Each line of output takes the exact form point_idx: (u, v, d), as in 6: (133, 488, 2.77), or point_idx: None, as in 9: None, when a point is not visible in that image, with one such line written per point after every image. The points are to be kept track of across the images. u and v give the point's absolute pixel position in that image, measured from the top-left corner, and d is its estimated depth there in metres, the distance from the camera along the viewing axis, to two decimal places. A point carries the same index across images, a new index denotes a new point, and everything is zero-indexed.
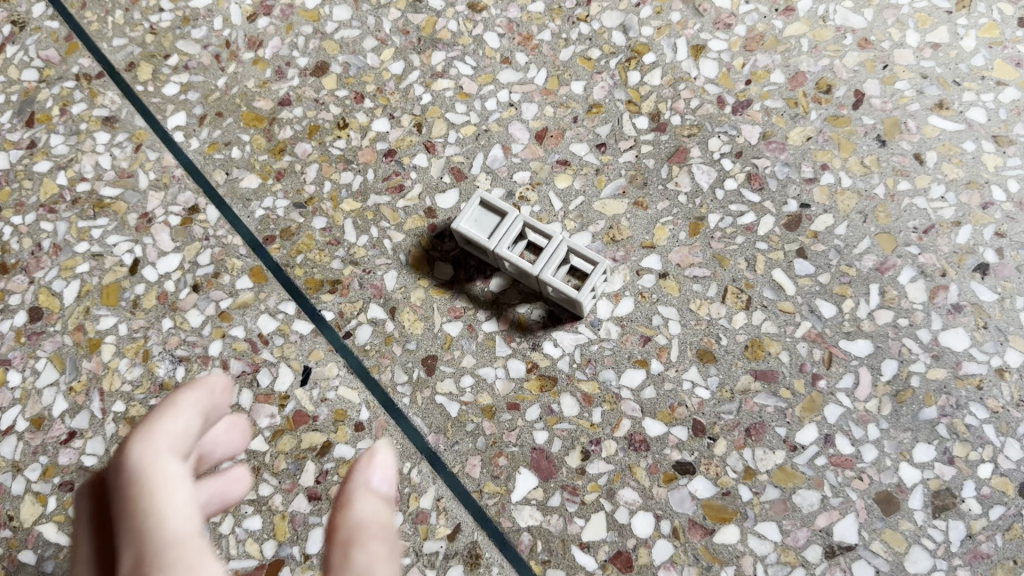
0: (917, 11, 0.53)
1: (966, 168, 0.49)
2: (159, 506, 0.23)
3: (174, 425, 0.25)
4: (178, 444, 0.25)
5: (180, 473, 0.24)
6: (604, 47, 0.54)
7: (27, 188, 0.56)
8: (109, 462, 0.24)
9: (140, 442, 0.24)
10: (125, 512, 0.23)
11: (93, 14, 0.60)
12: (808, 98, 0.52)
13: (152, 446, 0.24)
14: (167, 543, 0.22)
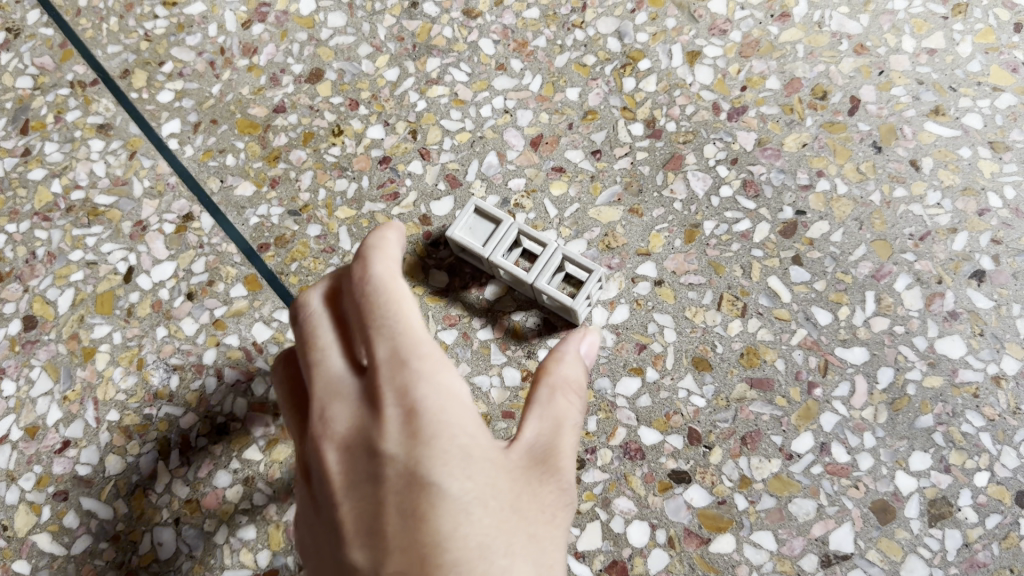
0: (912, 17, 0.53)
1: (962, 174, 0.49)
2: (402, 312, 0.35)
3: (393, 253, 0.37)
4: (398, 267, 0.37)
5: (407, 292, 0.36)
6: (600, 54, 0.54)
7: (21, 195, 0.55)
8: (357, 271, 0.36)
9: (380, 263, 0.36)
10: (378, 312, 0.35)
11: (87, 21, 0.60)
12: (804, 104, 0.51)
13: (389, 267, 0.36)
14: (417, 343, 0.35)
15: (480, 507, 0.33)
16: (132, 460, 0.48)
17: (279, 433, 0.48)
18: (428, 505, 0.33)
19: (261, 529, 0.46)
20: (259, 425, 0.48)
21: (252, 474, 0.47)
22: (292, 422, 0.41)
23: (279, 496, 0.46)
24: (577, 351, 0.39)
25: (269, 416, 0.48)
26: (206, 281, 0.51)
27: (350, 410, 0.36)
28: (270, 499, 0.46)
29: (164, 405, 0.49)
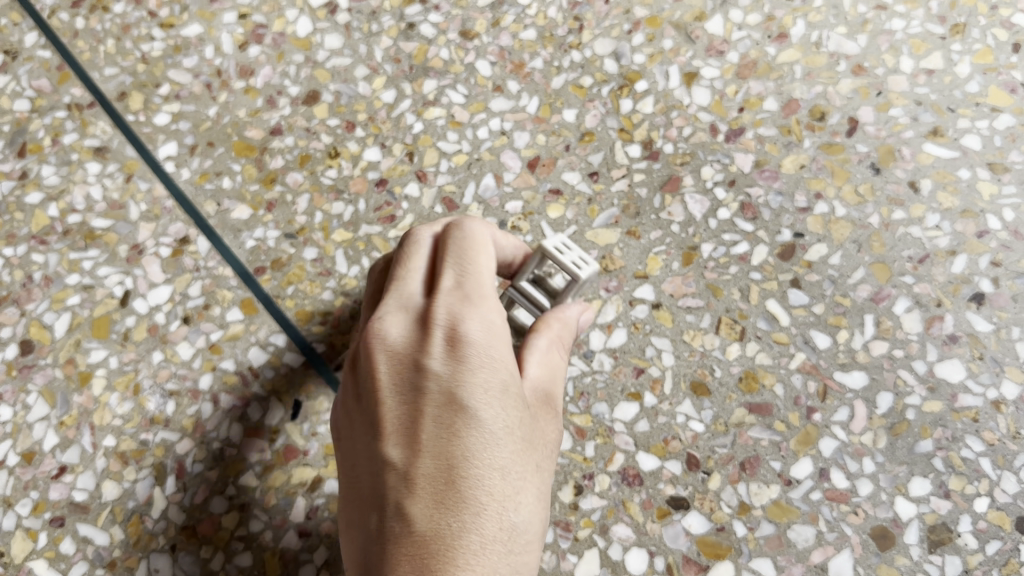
0: (911, 37, 0.53)
1: (961, 196, 0.49)
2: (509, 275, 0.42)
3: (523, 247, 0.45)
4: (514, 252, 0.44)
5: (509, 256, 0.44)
6: (596, 75, 0.54)
7: (17, 218, 0.55)
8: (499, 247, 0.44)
9: (509, 242, 0.44)
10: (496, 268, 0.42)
11: (85, 44, 0.60)
12: (802, 125, 0.51)
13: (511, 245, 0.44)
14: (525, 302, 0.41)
15: (507, 440, 0.36)
16: (129, 486, 0.48)
17: (275, 458, 0.48)
18: (467, 434, 0.36)
19: (256, 556, 0.46)
20: (255, 450, 0.48)
21: (247, 500, 0.47)
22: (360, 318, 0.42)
23: (275, 522, 0.46)
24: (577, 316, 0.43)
25: (265, 440, 0.48)
26: (203, 304, 0.51)
27: (407, 325, 0.40)
28: (266, 525, 0.46)
29: (160, 431, 0.49)
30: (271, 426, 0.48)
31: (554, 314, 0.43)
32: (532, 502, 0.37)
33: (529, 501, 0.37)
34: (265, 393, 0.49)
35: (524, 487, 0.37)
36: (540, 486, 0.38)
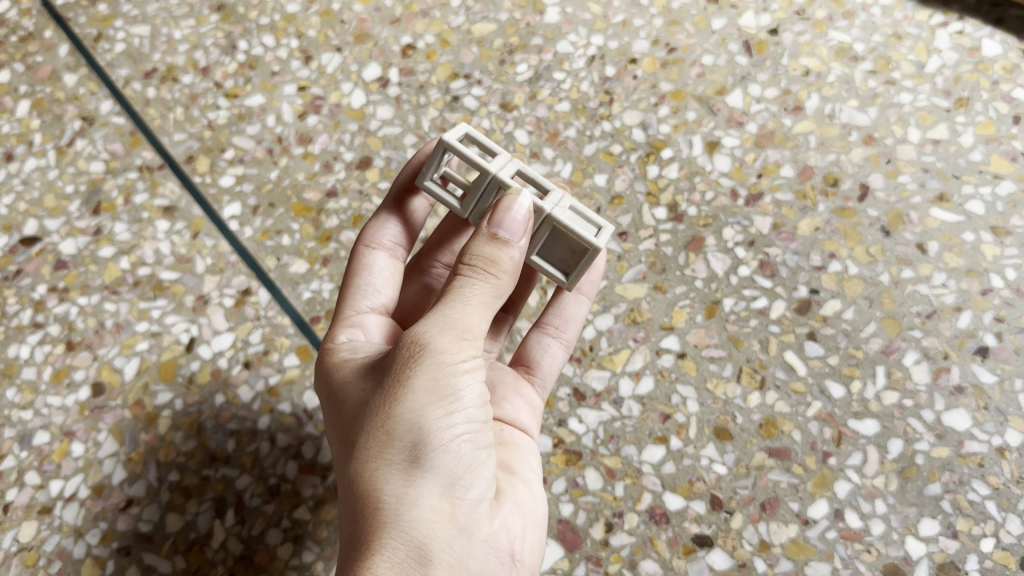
0: (918, 110, 0.58)
1: (966, 257, 0.52)
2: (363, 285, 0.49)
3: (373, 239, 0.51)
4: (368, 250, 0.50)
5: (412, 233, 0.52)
6: (625, 144, 0.59)
7: (92, 271, 0.60)
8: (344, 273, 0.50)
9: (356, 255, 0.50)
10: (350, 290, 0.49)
11: (156, 111, 0.65)
12: (817, 190, 0.55)
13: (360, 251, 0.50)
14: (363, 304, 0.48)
15: (354, 438, 0.38)
16: (191, 518, 0.51)
17: (328, 494, 0.52)
18: (338, 462, 0.39)
19: None
20: (309, 485, 0.52)
21: (300, 533, 0.51)
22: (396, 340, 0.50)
23: (326, 553, 0.50)
24: (489, 229, 0.40)
25: (318, 477, 0.52)
26: (262, 349, 0.56)
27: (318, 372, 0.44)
28: (318, 556, 0.50)
29: (221, 467, 0.53)
30: (324, 463, 0.53)
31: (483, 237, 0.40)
32: (388, 474, 0.37)
33: (373, 479, 0.37)
34: (319, 433, 0.53)
35: (369, 467, 0.37)
36: (411, 440, 0.37)
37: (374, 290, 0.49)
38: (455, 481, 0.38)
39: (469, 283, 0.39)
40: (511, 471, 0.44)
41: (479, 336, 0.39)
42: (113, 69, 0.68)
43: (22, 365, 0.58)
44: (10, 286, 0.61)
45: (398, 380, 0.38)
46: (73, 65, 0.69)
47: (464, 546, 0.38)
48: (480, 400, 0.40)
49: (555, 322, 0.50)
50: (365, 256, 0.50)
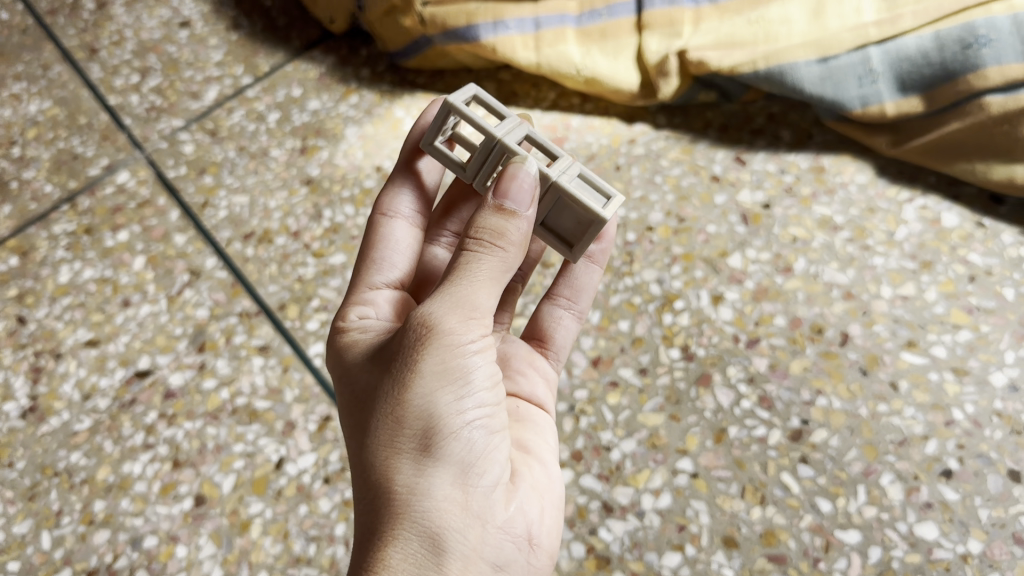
0: (889, 270, 0.69)
1: (931, 393, 0.63)
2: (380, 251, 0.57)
3: (392, 208, 0.59)
4: (386, 220, 0.58)
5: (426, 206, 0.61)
6: (644, 296, 0.70)
7: (196, 400, 0.72)
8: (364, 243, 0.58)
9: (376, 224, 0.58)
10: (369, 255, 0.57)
11: (254, 267, 0.80)
12: (805, 337, 0.66)
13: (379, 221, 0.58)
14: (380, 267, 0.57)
15: (370, 423, 0.45)
16: None
17: None
18: (357, 443, 0.46)
19: None
20: None
21: None
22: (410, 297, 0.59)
23: None
24: (496, 203, 0.46)
25: None
26: (340, 468, 0.67)
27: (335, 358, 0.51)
28: None
29: (304, 567, 0.63)
30: None
31: (489, 210, 0.46)
32: (403, 459, 0.44)
33: (391, 462, 0.44)
34: None
35: (387, 449, 0.44)
36: (421, 425, 0.44)
37: (391, 257, 0.57)
38: (462, 466, 0.45)
39: (476, 262, 0.45)
40: (524, 454, 0.53)
41: (481, 312, 0.46)
42: (217, 232, 0.83)
43: (134, 479, 0.68)
44: (126, 413, 0.72)
45: (406, 367, 0.44)
46: (183, 227, 0.84)
47: (474, 527, 0.44)
48: (485, 384, 0.46)
49: (567, 294, 0.63)
50: (384, 226, 0.58)
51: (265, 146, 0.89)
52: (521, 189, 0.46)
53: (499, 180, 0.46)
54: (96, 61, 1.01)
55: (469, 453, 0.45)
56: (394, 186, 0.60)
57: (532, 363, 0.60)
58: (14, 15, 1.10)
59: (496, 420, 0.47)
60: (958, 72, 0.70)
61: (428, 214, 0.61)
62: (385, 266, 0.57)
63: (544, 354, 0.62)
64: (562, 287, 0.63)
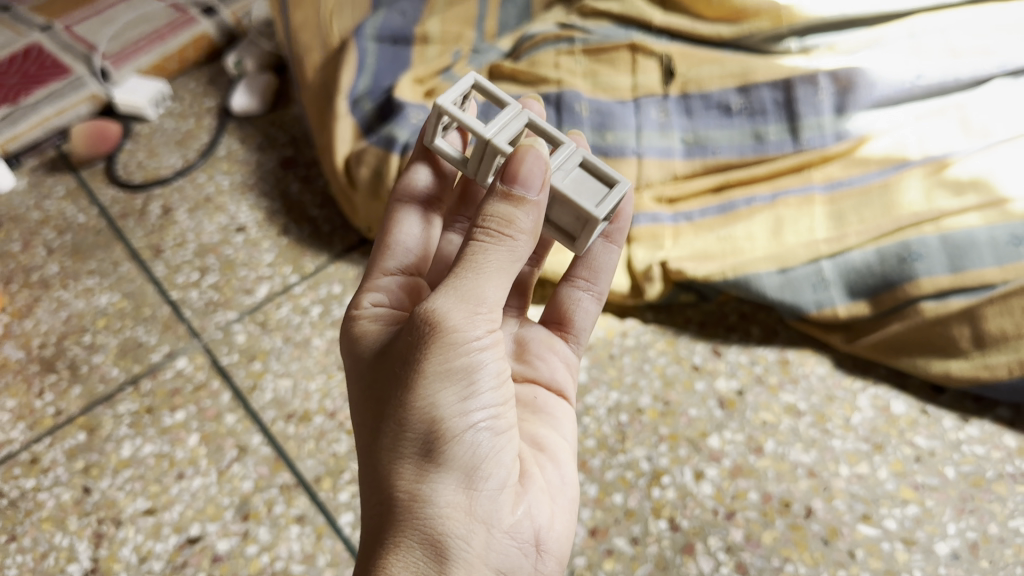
0: (846, 451, 0.80)
1: (884, 560, 0.73)
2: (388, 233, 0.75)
3: (401, 193, 0.77)
4: (395, 207, 0.76)
5: (429, 193, 0.77)
6: (636, 470, 0.81)
7: (240, 562, 0.84)
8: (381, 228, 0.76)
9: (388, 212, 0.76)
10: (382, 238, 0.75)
11: (294, 443, 0.94)
12: (775, 510, 0.77)
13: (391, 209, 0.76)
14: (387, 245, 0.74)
15: (385, 419, 0.58)
16: None
17: None
18: (376, 430, 0.59)
19: None
20: None
21: None
22: (419, 264, 0.75)
23: None
24: (506, 189, 0.57)
25: None
26: None
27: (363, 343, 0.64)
28: None
29: None
30: None
31: (500, 194, 0.57)
32: (413, 455, 0.57)
33: (404, 459, 0.57)
34: None
35: (401, 445, 0.57)
36: (426, 425, 0.56)
37: (402, 237, 0.75)
38: (464, 464, 0.57)
39: (483, 256, 0.57)
40: (538, 449, 0.69)
41: (484, 306, 0.58)
42: (263, 412, 0.97)
43: None
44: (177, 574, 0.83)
45: (415, 369, 0.56)
46: (234, 409, 0.97)
47: (475, 511, 0.58)
48: (486, 385, 0.59)
49: (585, 277, 0.82)
50: (397, 212, 0.76)
51: (307, 335, 1.05)
52: (530, 172, 0.57)
53: (510, 161, 0.57)
54: (161, 260, 1.17)
55: (468, 451, 0.57)
56: (407, 179, 0.77)
57: (551, 348, 0.81)
58: (90, 217, 1.27)
59: (497, 418, 0.60)
60: (898, 281, 0.83)
61: (438, 196, 0.78)
62: (397, 248, 0.74)
63: (565, 336, 0.83)
64: (580, 272, 0.82)
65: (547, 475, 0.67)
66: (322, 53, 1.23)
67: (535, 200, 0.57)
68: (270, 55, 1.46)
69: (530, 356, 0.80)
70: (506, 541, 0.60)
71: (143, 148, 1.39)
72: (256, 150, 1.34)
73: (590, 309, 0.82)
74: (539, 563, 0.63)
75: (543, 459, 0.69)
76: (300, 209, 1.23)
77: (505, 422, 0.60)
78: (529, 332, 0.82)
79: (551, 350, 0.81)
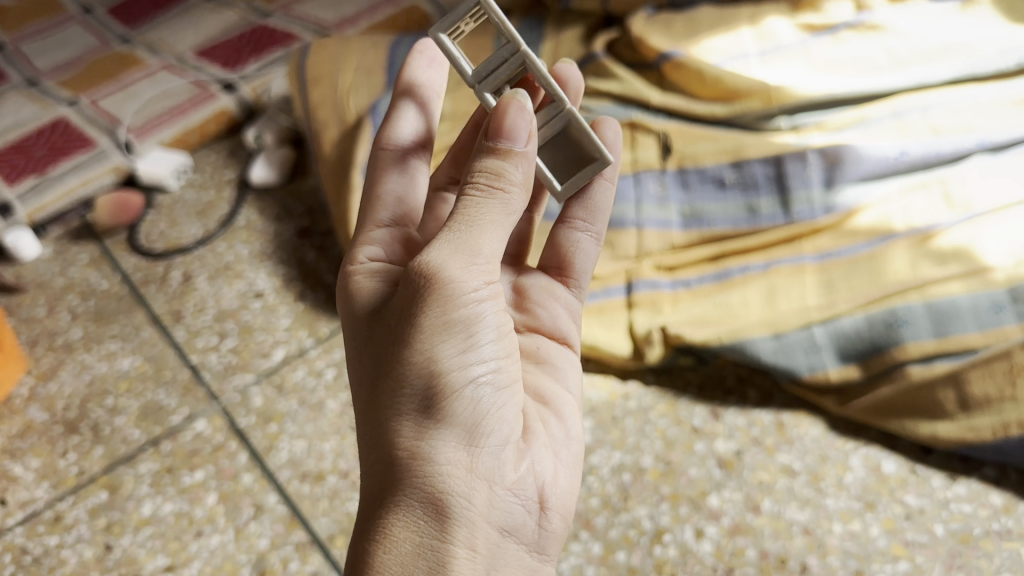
0: (839, 509, 0.84)
1: None
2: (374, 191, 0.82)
3: (383, 146, 0.84)
4: (379, 163, 0.84)
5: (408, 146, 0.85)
6: (638, 528, 0.84)
7: None
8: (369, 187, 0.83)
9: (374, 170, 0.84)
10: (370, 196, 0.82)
11: (307, 501, 0.98)
12: (772, 566, 0.80)
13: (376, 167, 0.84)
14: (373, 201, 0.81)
15: (385, 373, 0.63)
16: None
17: None
18: (377, 384, 0.64)
19: None
20: None
21: None
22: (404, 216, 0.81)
23: None
24: (500, 137, 0.64)
25: None
26: None
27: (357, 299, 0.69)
28: None
29: None
30: None
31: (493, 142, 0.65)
32: (414, 409, 0.63)
33: (406, 412, 0.63)
34: None
35: (402, 397, 0.63)
36: (426, 376, 0.62)
37: (387, 191, 0.82)
38: (461, 417, 0.64)
39: (478, 210, 0.64)
40: (542, 405, 0.78)
41: (478, 258, 0.64)
42: (278, 472, 1.01)
43: None
44: None
45: (413, 324, 0.62)
46: (250, 468, 1.01)
47: (477, 461, 0.65)
48: (485, 342, 0.66)
49: (582, 216, 0.88)
50: (382, 169, 0.83)
51: (322, 397, 1.09)
52: (513, 126, 0.64)
53: (496, 117, 0.64)
54: (181, 325, 1.22)
55: (467, 406, 0.64)
56: (389, 136, 0.85)
57: (552, 295, 0.90)
58: (113, 283, 1.33)
59: (496, 374, 0.67)
60: (886, 346, 0.88)
61: (420, 150, 0.86)
62: (384, 204, 0.81)
63: (567, 282, 0.91)
64: (577, 212, 0.88)
65: (547, 432, 0.76)
66: (339, 128, 1.37)
67: (520, 151, 0.65)
68: (288, 128, 1.54)
69: (531, 305, 0.89)
70: (502, 493, 0.67)
71: (164, 218, 1.45)
72: (273, 220, 1.41)
73: (588, 250, 0.90)
74: (540, 517, 0.71)
75: (546, 415, 0.77)
76: (316, 275, 1.28)
77: (499, 377, 0.67)
78: (531, 280, 0.90)
79: (552, 297, 0.90)
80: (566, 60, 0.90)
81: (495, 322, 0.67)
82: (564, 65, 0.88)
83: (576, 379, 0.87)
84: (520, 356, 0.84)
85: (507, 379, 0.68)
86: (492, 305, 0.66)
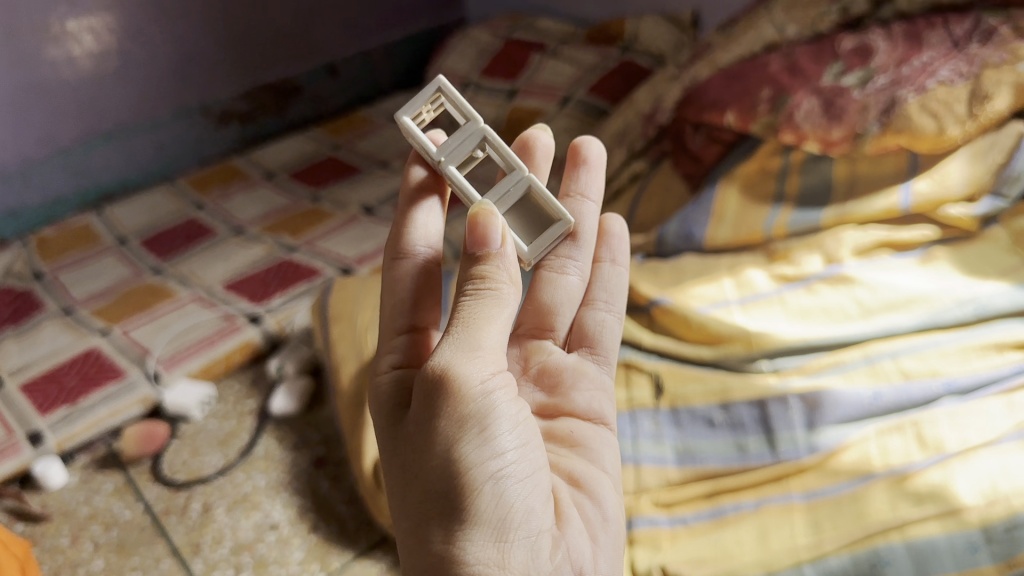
0: None
1: None
2: (388, 287, 0.98)
3: (391, 242, 1.00)
4: (391, 260, 0.99)
5: (399, 232, 0.98)
6: None
7: None
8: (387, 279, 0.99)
9: (388, 266, 0.99)
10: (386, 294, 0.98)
11: None
12: None
13: (387, 265, 0.99)
14: (389, 298, 0.97)
15: (417, 485, 0.75)
16: None
17: None
18: (414, 494, 0.76)
19: None
20: None
21: None
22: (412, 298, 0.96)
23: None
24: (482, 233, 0.79)
25: None
26: None
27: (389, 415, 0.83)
28: None
29: None
30: None
31: (472, 232, 0.80)
32: (446, 513, 0.74)
33: (438, 519, 0.74)
34: None
35: (434, 503, 0.74)
36: (452, 480, 0.73)
37: (397, 286, 0.97)
38: (487, 515, 0.73)
39: (471, 306, 0.78)
40: (579, 486, 0.91)
41: (480, 351, 0.76)
42: None
43: None
44: None
45: (432, 430, 0.74)
46: None
47: (509, 555, 0.74)
48: (501, 436, 0.76)
49: (603, 300, 1.12)
50: (391, 266, 0.99)
51: None
52: (486, 233, 0.79)
53: (473, 232, 0.80)
54: (199, 557, 1.27)
55: (492, 503, 0.74)
56: (393, 229, 1.00)
57: (584, 378, 1.05)
58: (135, 514, 1.38)
59: (518, 468, 0.77)
60: None
61: (411, 227, 0.98)
62: (398, 300, 0.96)
63: (595, 355, 1.08)
64: (600, 298, 1.12)
65: (587, 512, 0.89)
66: (357, 364, 1.46)
67: (496, 252, 0.80)
68: (308, 358, 1.65)
69: (565, 389, 1.03)
70: None
71: (187, 448, 1.53)
72: (290, 449, 1.48)
73: (613, 327, 1.11)
74: None
75: (582, 497, 0.90)
76: (329, 506, 1.35)
77: (520, 468, 0.77)
78: (564, 365, 1.05)
79: (584, 380, 1.04)
80: (585, 138, 1.16)
81: (510, 415, 0.77)
82: (586, 139, 1.15)
83: (612, 455, 1.00)
84: (554, 445, 0.97)
85: (528, 468, 0.78)
86: (501, 400, 0.77)
